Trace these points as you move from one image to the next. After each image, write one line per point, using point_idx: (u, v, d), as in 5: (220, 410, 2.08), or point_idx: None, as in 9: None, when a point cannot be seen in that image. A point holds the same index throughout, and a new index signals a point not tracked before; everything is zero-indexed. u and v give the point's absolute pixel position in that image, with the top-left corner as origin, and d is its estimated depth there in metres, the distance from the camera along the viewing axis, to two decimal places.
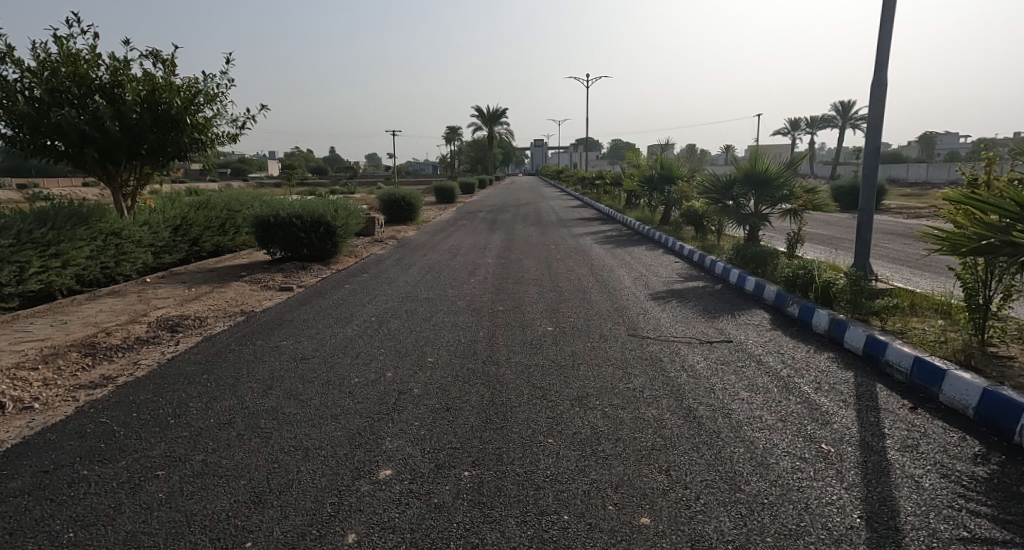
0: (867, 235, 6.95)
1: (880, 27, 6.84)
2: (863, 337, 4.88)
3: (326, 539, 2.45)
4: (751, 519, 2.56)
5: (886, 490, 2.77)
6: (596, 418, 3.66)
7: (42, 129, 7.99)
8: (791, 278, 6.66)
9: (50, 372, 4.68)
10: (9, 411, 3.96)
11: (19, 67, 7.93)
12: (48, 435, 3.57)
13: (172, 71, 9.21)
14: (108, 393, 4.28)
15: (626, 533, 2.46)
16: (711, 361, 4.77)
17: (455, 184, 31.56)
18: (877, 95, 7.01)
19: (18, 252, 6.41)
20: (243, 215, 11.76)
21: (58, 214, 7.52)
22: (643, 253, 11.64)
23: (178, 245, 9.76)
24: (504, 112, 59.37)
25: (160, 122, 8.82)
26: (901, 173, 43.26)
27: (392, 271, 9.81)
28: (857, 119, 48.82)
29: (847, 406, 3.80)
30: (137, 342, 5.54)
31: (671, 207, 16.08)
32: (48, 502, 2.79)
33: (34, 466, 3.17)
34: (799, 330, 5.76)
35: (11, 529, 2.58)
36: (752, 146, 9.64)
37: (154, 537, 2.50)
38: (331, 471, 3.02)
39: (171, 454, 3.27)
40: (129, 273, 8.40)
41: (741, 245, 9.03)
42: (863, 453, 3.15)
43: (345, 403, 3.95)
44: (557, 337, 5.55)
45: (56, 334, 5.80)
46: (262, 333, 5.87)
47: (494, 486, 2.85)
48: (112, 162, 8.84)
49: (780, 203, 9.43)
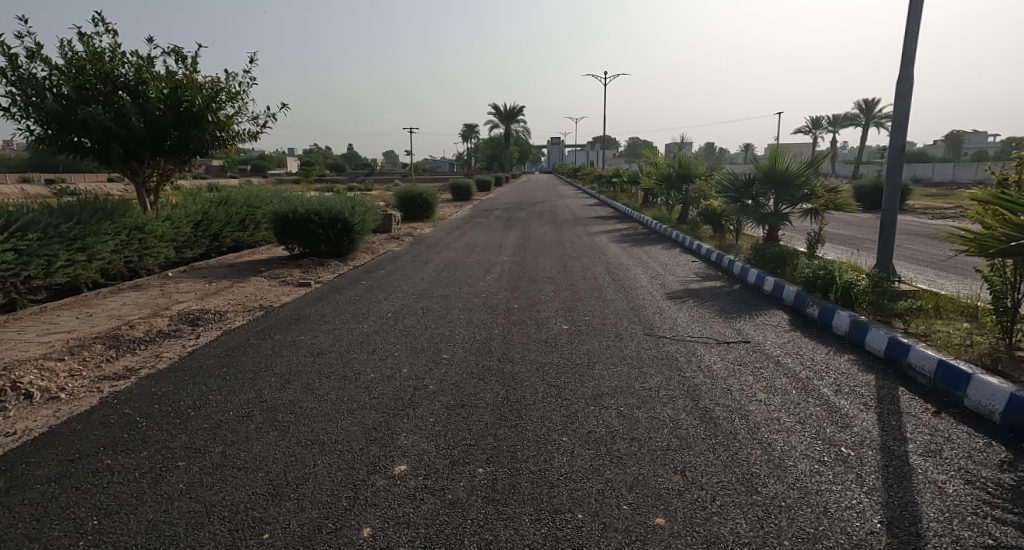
0: (890, 236, 6.81)
1: (907, 24, 6.69)
2: (884, 339, 4.80)
3: (341, 532, 2.48)
4: (768, 521, 2.53)
5: (908, 495, 2.72)
6: (611, 417, 3.64)
7: (69, 125, 8.15)
8: (810, 278, 6.57)
9: (76, 363, 4.80)
10: (36, 401, 4.07)
11: (47, 64, 8.10)
12: (74, 424, 3.66)
13: (194, 69, 9.31)
14: (132, 384, 4.37)
15: (640, 533, 2.46)
16: (728, 361, 4.73)
17: (471, 183, 31.69)
18: (903, 92, 6.86)
19: (46, 246, 6.56)
20: (263, 211, 11.90)
21: (84, 209, 7.67)
22: (660, 252, 11.54)
23: (199, 240, 9.91)
24: (520, 111, 59.41)
25: (182, 120, 8.96)
26: (925, 173, 42.41)
27: (408, 267, 9.85)
28: (882, 117, 47.72)
29: (868, 410, 3.74)
30: (159, 335, 5.64)
31: (688, 205, 15.91)
32: (74, 490, 2.86)
33: (61, 454, 3.25)
34: (819, 330, 5.68)
35: (38, 515, 2.65)
36: (772, 145, 9.52)
37: (174, 526, 2.54)
38: (347, 466, 3.05)
39: (192, 445, 3.33)
40: (152, 267, 8.55)
41: (760, 245, 8.89)
42: (884, 457, 3.09)
43: (362, 398, 3.98)
44: (572, 335, 5.53)
45: (81, 326, 5.93)
46: (280, 328, 5.94)
47: (509, 483, 2.86)
48: (135, 158, 8.98)
49: (801, 203, 9.28)
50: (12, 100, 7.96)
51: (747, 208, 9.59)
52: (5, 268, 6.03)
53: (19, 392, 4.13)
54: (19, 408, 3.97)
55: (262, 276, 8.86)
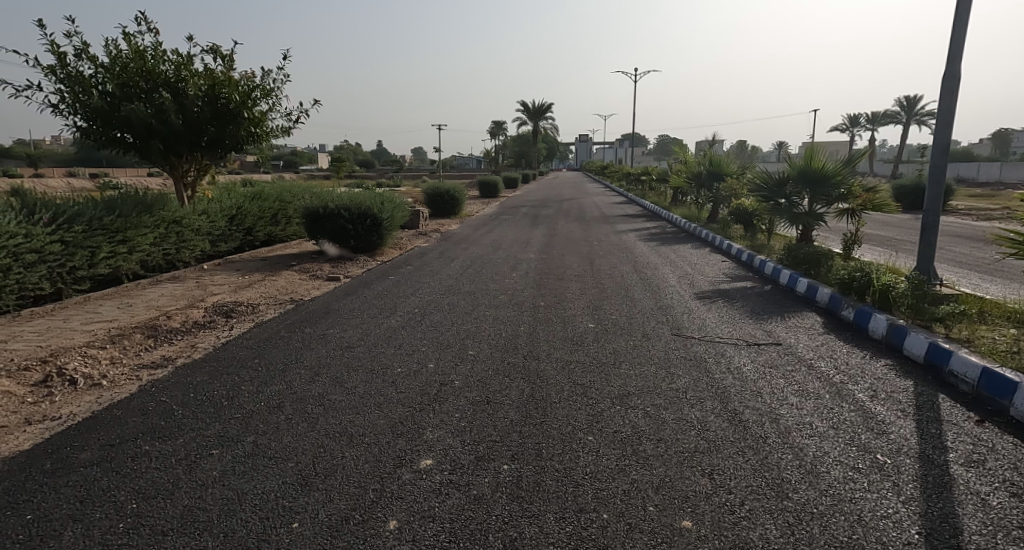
0: (931, 237, 6.59)
1: (954, 18, 6.45)
2: (923, 344, 4.65)
3: (368, 524, 2.51)
4: (799, 528, 2.48)
5: (948, 506, 2.63)
6: (638, 417, 3.61)
7: (113, 121, 8.44)
8: (846, 280, 6.39)
9: (117, 351, 4.97)
10: (80, 387, 4.22)
11: (93, 62, 8.39)
12: (115, 410, 3.79)
13: (231, 67, 9.52)
14: (169, 373, 4.51)
15: (667, 535, 2.43)
16: (758, 363, 4.63)
17: (498, 180, 31.73)
18: (948, 88, 6.61)
19: (90, 238, 6.80)
20: (294, 206, 12.12)
21: (125, 203, 7.92)
22: (689, 251, 11.37)
23: (233, 234, 10.14)
24: (549, 108, 59.10)
25: (219, 116, 9.17)
26: (970, 173, 40.83)
27: (435, 263, 9.92)
28: (923, 114, 46.12)
29: (906, 417, 3.62)
30: (195, 326, 5.80)
31: (718, 204, 15.63)
32: (114, 474, 2.96)
33: (102, 439, 3.37)
34: (854, 334, 5.53)
35: (81, 497, 2.75)
36: (808, 143, 9.28)
37: (208, 512, 2.61)
38: (374, 458, 3.09)
39: (225, 434, 3.42)
40: (188, 260, 8.79)
41: (794, 245, 8.68)
42: (923, 466, 2.99)
43: (389, 392, 4.03)
44: (599, 334, 5.49)
45: (122, 316, 6.14)
46: (310, 321, 6.05)
47: (534, 481, 2.85)
48: (174, 153, 9.24)
49: (836, 203, 9.04)
50: (61, 98, 8.27)
51: (779, 207, 9.37)
52: (52, 259, 6.27)
53: (64, 378, 4.30)
54: (64, 393, 4.14)
55: (293, 270, 9.03)
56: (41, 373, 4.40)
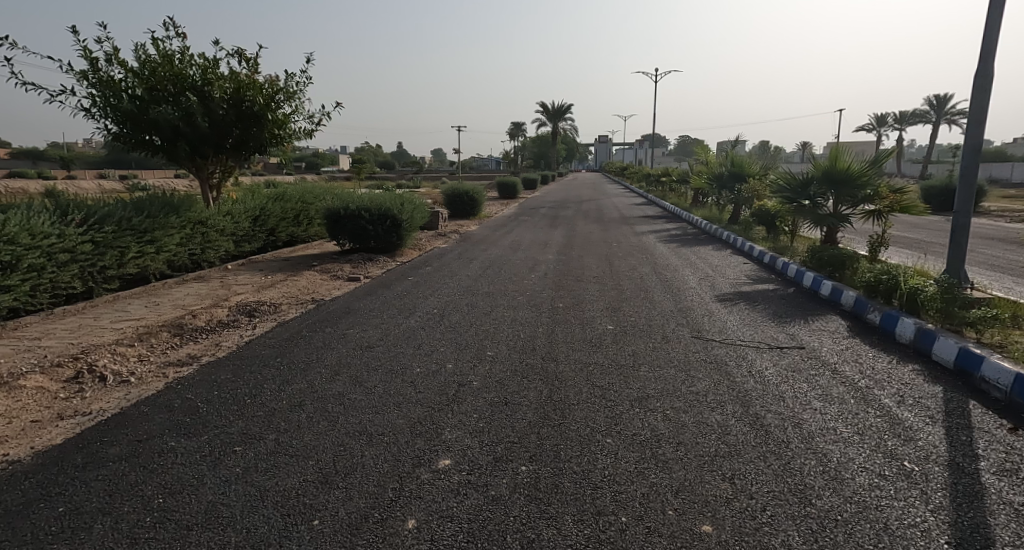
0: (962, 239, 6.41)
1: (988, 14, 6.28)
2: (954, 349, 4.53)
3: (387, 523, 2.53)
4: (823, 535, 2.43)
5: (980, 516, 2.56)
6: (657, 420, 3.58)
7: (142, 124, 8.64)
8: (872, 283, 6.26)
9: (145, 349, 5.08)
10: (109, 384, 4.33)
11: (124, 67, 8.59)
12: (143, 407, 3.88)
13: (255, 70, 9.67)
14: (194, 371, 4.60)
15: (687, 539, 2.41)
16: (781, 367, 4.56)
17: (517, 181, 31.73)
18: (982, 86, 6.44)
19: (119, 238, 6.97)
20: (316, 207, 12.27)
21: (153, 204, 8.10)
22: (710, 253, 11.24)
23: (256, 234, 10.31)
24: (569, 108, 58.90)
25: (244, 118, 9.33)
26: (1003, 173, 39.68)
27: (454, 264, 9.95)
28: (954, 114, 44.94)
29: (934, 423, 3.53)
30: (219, 325, 5.91)
31: (740, 206, 15.41)
32: (142, 469, 3.03)
33: (130, 435, 3.45)
34: (880, 338, 5.41)
35: (110, 491, 2.82)
36: (833, 143, 9.09)
37: (231, 508, 2.66)
38: (393, 457, 3.12)
39: (248, 431, 3.47)
40: (213, 260, 8.96)
41: (818, 247, 8.52)
42: (952, 474, 2.92)
43: (408, 392, 4.05)
44: (617, 336, 5.45)
45: (149, 315, 6.28)
46: (331, 321, 6.11)
47: (552, 483, 2.85)
48: (200, 155, 9.42)
49: (862, 204, 8.85)
50: (93, 101, 8.48)
51: (803, 209, 9.17)
52: (83, 259, 6.44)
53: (95, 375, 4.41)
54: (95, 389, 4.25)
55: (314, 270, 9.14)
56: (72, 370, 4.52)
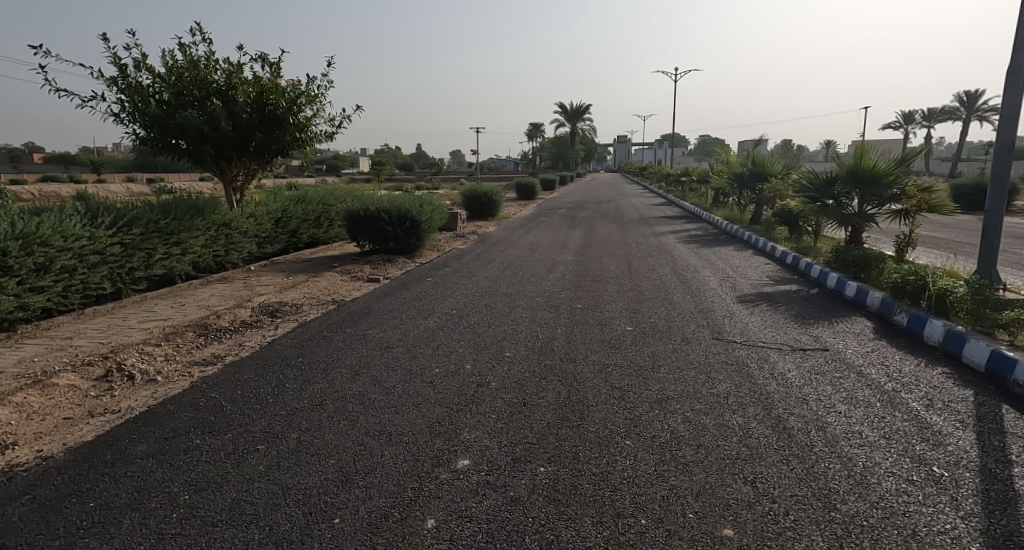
0: (993, 239, 6.25)
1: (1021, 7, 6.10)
2: (985, 351, 4.42)
3: (407, 522, 2.55)
4: (848, 541, 2.39)
5: (1012, 524, 2.48)
6: (677, 422, 3.55)
7: (168, 128, 8.82)
8: (898, 283, 6.13)
9: (170, 348, 5.19)
10: (137, 382, 4.43)
11: (151, 73, 8.79)
12: (169, 405, 3.96)
13: (278, 74, 9.81)
14: (219, 370, 4.68)
15: (707, 543, 2.38)
16: (804, 369, 4.48)
17: (536, 182, 31.71)
18: (1014, 81, 6.26)
19: (146, 240, 7.13)
20: (336, 209, 12.41)
21: (178, 207, 8.27)
22: (731, 254, 11.10)
23: (279, 236, 10.46)
24: (588, 108, 58.62)
25: (266, 122, 9.47)
26: None
27: (472, 265, 9.99)
28: (984, 111, 43.75)
29: (965, 428, 3.44)
30: (242, 325, 6.01)
31: (762, 206, 15.20)
32: (168, 466, 3.09)
33: (157, 433, 3.53)
34: (908, 340, 5.30)
35: (139, 487, 2.89)
36: (857, 142, 8.94)
37: (254, 505, 2.70)
38: (412, 457, 3.14)
39: (271, 430, 3.52)
40: (236, 261, 9.11)
41: (843, 247, 8.37)
42: (984, 480, 2.84)
43: (426, 393, 4.07)
44: (636, 337, 5.41)
45: (175, 315, 6.41)
46: (351, 321, 6.18)
47: (570, 484, 2.84)
48: (224, 158, 9.58)
49: (888, 203, 8.68)
50: (122, 107, 8.70)
51: (827, 209, 9.03)
52: (112, 260, 6.59)
53: (123, 374, 4.51)
54: (123, 388, 4.34)
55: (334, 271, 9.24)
56: (102, 369, 4.63)
